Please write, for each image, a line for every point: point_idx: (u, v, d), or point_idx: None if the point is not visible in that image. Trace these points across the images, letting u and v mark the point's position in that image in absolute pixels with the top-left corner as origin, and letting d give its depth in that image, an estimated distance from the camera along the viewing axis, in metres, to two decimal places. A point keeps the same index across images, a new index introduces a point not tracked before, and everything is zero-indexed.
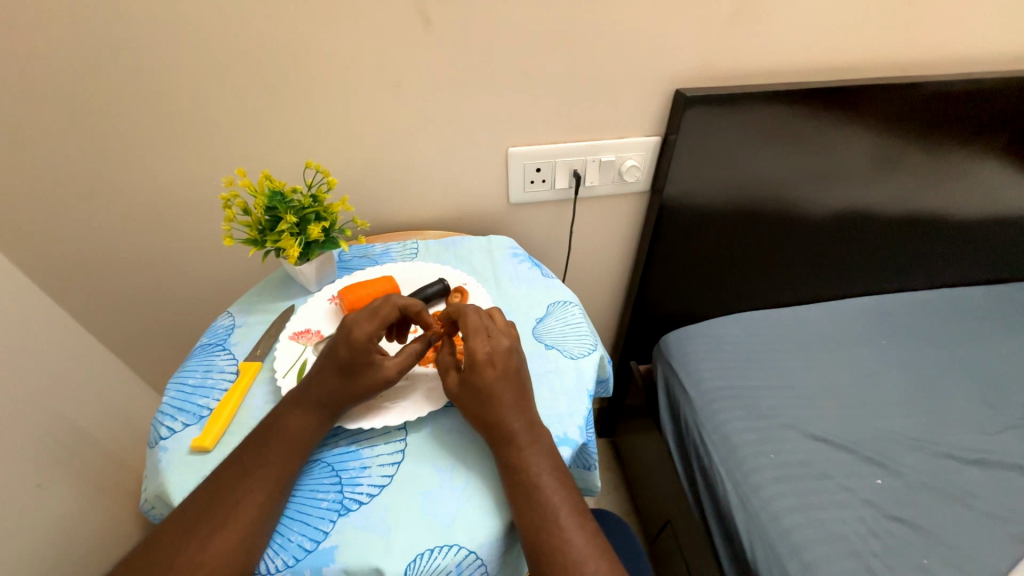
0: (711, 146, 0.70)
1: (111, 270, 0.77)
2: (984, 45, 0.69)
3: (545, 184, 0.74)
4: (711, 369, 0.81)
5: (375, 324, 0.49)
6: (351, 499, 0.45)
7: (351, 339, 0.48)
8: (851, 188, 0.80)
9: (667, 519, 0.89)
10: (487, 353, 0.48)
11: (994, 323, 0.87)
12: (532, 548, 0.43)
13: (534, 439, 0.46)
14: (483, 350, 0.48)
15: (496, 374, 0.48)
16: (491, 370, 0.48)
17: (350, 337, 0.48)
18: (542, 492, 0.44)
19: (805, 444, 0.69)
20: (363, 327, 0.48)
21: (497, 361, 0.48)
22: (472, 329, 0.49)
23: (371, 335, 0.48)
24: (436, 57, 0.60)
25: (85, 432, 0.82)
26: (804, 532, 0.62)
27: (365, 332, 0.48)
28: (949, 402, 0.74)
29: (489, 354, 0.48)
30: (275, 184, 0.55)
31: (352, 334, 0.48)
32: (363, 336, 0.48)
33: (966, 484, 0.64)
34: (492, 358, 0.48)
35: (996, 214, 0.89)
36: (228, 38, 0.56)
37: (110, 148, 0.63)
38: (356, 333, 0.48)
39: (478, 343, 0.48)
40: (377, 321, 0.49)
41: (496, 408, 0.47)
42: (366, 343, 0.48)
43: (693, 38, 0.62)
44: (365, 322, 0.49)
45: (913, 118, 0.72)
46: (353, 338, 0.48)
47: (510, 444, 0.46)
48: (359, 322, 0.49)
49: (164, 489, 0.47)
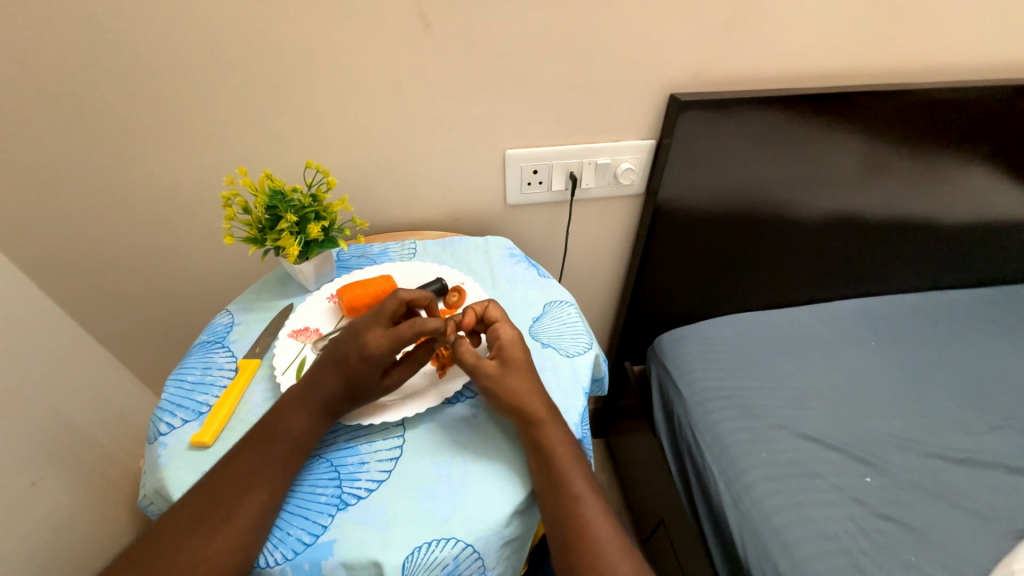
0: (705, 149, 0.71)
1: (107, 268, 0.77)
2: (971, 55, 0.71)
3: (542, 186, 0.75)
4: (705, 369, 0.82)
5: (393, 341, 0.48)
6: (349, 494, 0.46)
7: (367, 354, 0.48)
8: (842, 192, 0.81)
9: (660, 518, 0.90)
10: (514, 338, 0.53)
11: (980, 325, 0.88)
12: (554, 516, 0.45)
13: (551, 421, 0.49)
14: (513, 331, 0.53)
15: (524, 352, 0.53)
16: (523, 351, 0.53)
17: (366, 351, 0.48)
18: (563, 463, 0.47)
19: (796, 443, 0.70)
20: (381, 343, 0.48)
21: (522, 342, 0.53)
22: (499, 316, 0.54)
23: (388, 352, 0.48)
24: (435, 60, 0.60)
25: (81, 430, 0.82)
26: (795, 529, 0.63)
27: (383, 347, 0.48)
28: (937, 402, 0.75)
29: (516, 337, 0.53)
30: (275, 184, 0.56)
31: (368, 345, 0.48)
32: (381, 351, 0.48)
33: (952, 483, 0.65)
34: (519, 340, 0.53)
35: (983, 219, 0.91)
36: (230, 39, 0.56)
37: (108, 147, 0.63)
38: (372, 345, 0.48)
39: (507, 329, 0.53)
40: (398, 337, 0.48)
41: (526, 385, 0.50)
42: (382, 357, 0.48)
43: (687, 44, 0.64)
44: (383, 337, 0.48)
45: (902, 124, 0.73)
46: (370, 352, 0.48)
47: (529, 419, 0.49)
48: (377, 336, 0.48)
49: (163, 485, 0.47)
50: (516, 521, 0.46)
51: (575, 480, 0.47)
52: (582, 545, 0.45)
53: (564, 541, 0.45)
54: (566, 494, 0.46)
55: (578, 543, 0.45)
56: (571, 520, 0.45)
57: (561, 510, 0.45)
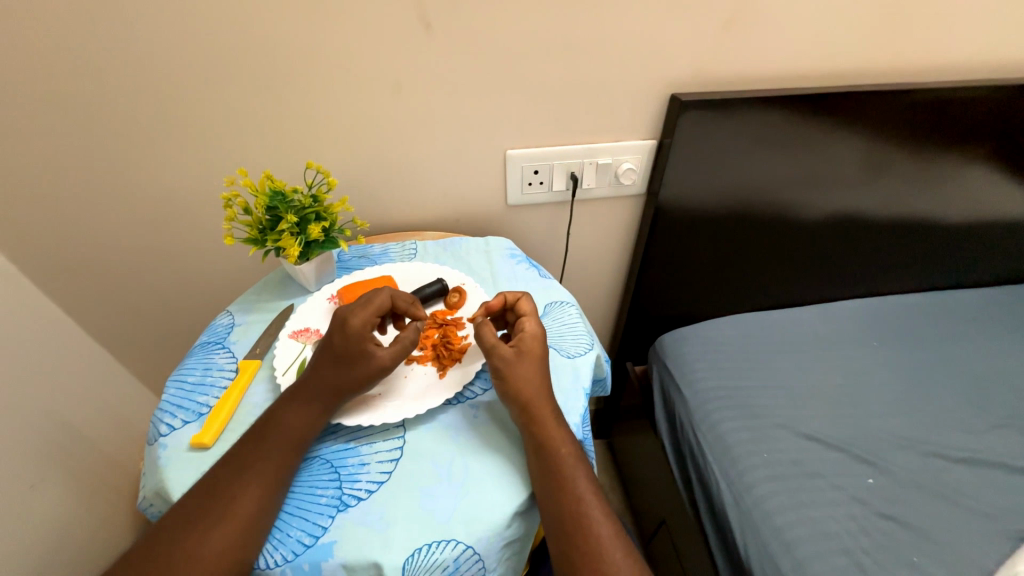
0: (705, 149, 0.71)
1: (107, 269, 0.77)
2: (973, 53, 0.71)
3: (542, 186, 0.75)
4: (706, 369, 0.82)
5: (367, 313, 0.51)
6: (349, 495, 0.46)
7: (345, 327, 0.50)
8: (843, 192, 0.81)
9: (661, 519, 0.90)
10: (538, 332, 0.53)
11: (982, 325, 0.88)
12: (554, 519, 0.45)
13: (553, 423, 0.48)
14: (537, 327, 0.53)
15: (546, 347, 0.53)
16: (542, 346, 0.53)
17: (345, 326, 0.50)
18: (565, 466, 0.47)
19: (798, 443, 0.70)
20: (358, 315, 0.51)
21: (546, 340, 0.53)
22: (529, 310, 0.55)
23: (365, 323, 0.50)
24: (435, 60, 0.60)
25: (81, 431, 0.82)
26: (796, 529, 0.62)
27: (359, 320, 0.50)
28: (939, 402, 0.75)
29: (539, 333, 0.53)
30: (275, 184, 0.56)
31: (346, 323, 0.50)
32: (358, 323, 0.50)
33: (954, 482, 0.65)
34: (541, 336, 0.53)
35: (986, 218, 0.91)
36: (231, 40, 0.56)
37: (109, 148, 0.63)
38: (350, 322, 0.50)
39: (532, 323, 0.53)
40: (371, 309, 0.52)
41: (534, 376, 0.50)
42: (360, 329, 0.50)
43: (688, 44, 0.63)
44: (359, 311, 0.51)
45: (904, 124, 0.73)
46: (348, 326, 0.50)
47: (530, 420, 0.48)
48: (354, 311, 0.51)
49: (163, 485, 0.47)
50: (517, 523, 0.46)
51: (576, 480, 0.47)
52: (583, 546, 0.44)
53: (564, 543, 0.45)
54: (568, 495, 0.46)
55: (580, 544, 0.44)
56: (573, 521, 0.45)
57: (563, 510, 0.45)
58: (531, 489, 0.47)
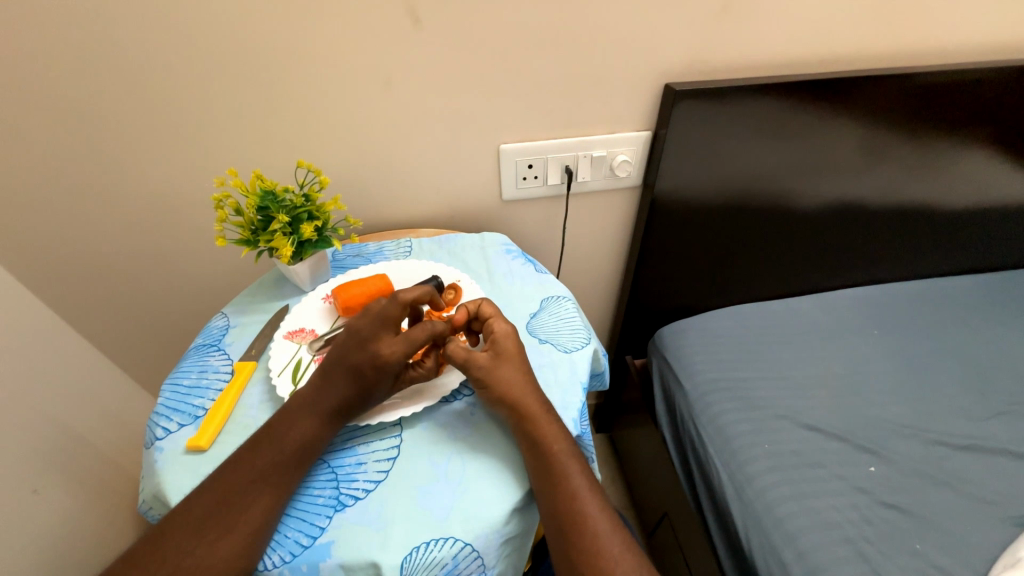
0: (701, 138, 0.70)
1: (100, 272, 0.76)
2: (972, 35, 0.70)
3: (537, 180, 0.74)
4: (706, 361, 0.81)
5: (405, 344, 0.48)
6: (347, 495, 0.46)
7: (379, 361, 0.47)
8: (842, 179, 0.80)
9: (664, 512, 0.89)
10: (509, 331, 0.53)
11: (982, 311, 0.87)
12: (553, 514, 0.45)
13: (552, 426, 0.48)
14: (507, 326, 0.53)
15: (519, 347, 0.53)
16: (517, 343, 0.52)
17: (378, 358, 0.47)
18: (561, 464, 0.46)
19: (799, 434, 0.70)
20: (396, 350, 0.48)
21: (518, 337, 0.53)
22: (492, 312, 0.54)
23: (405, 356, 0.48)
24: (425, 54, 0.60)
25: (80, 435, 0.82)
26: (798, 520, 0.62)
27: (399, 355, 0.48)
28: (940, 390, 0.74)
29: (511, 331, 0.53)
30: (266, 184, 0.55)
31: (381, 356, 0.47)
32: (398, 359, 0.48)
33: (956, 470, 0.65)
34: (514, 333, 0.53)
35: (987, 204, 0.90)
36: (218, 38, 0.56)
37: (97, 149, 0.63)
38: (385, 356, 0.47)
39: (501, 323, 0.53)
40: (410, 342, 0.48)
41: (519, 377, 0.50)
42: (399, 363, 0.48)
43: (681, 33, 0.63)
44: (395, 342, 0.48)
45: (902, 110, 0.72)
46: (383, 360, 0.47)
47: (525, 419, 0.48)
48: (388, 344, 0.48)
49: (161, 489, 0.47)
50: (516, 518, 0.46)
51: (572, 476, 0.46)
52: (580, 544, 0.44)
53: (562, 539, 0.45)
54: (566, 491, 0.45)
55: (578, 541, 0.44)
56: (568, 521, 0.45)
57: (559, 508, 0.45)
58: (529, 485, 0.47)
